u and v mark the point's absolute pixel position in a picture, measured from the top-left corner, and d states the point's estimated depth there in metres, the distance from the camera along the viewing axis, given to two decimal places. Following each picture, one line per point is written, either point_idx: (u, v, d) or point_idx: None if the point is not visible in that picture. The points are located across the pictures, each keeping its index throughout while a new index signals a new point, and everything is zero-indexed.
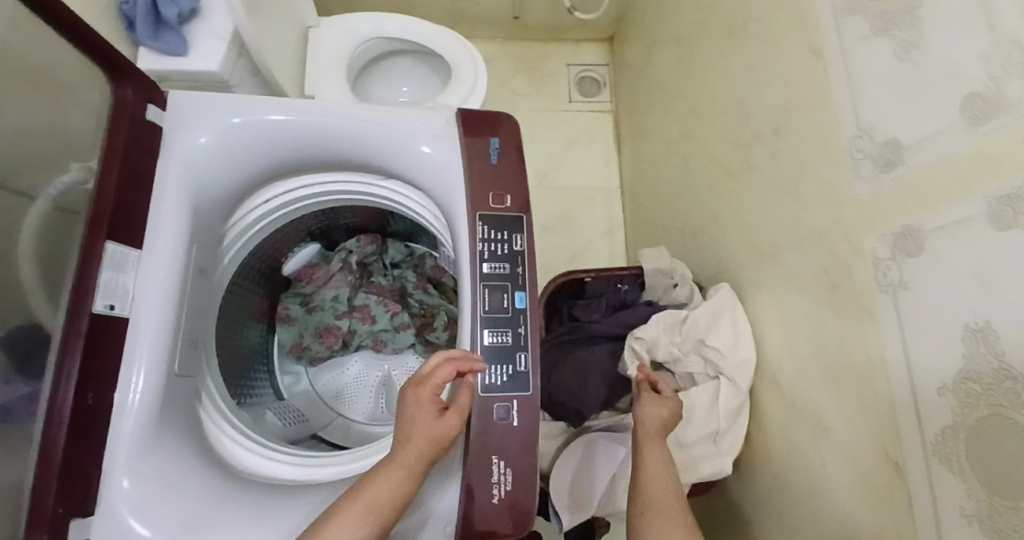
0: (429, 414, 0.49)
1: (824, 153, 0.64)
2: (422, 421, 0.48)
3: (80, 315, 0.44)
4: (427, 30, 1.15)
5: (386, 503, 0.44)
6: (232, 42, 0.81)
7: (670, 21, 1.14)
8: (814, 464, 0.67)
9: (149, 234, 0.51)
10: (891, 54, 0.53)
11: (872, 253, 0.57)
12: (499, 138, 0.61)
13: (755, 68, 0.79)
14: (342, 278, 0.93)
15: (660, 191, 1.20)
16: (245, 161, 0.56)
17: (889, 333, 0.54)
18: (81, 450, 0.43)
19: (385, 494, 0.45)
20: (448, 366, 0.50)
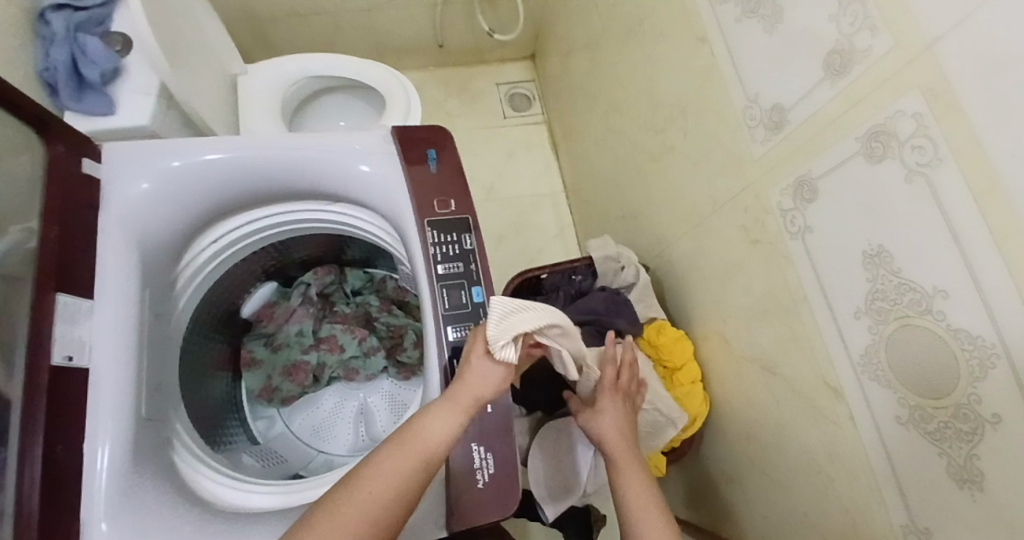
0: (455, 396, 0.49)
1: (724, 125, 0.71)
2: (475, 364, 0.50)
3: (39, 370, 0.43)
4: (352, 65, 1.19)
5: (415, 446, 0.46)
6: (157, 97, 0.82)
7: (580, 31, 1.22)
8: (770, 408, 0.73)
9: (99, 283, 0.51)
10: (761, 31, 0.61)
11: (779, 205, 0.63)
12: (434, 148, 0.65)
13: (656, 61, 0.87)
14: (302, 313, 0.94)
15: (598, 187, 1.26)
16: (191, 203, 0.58)
17: (805, 272, 0.61)
18: (57, 506, 0.42)
19: (398, 469, 0.45)
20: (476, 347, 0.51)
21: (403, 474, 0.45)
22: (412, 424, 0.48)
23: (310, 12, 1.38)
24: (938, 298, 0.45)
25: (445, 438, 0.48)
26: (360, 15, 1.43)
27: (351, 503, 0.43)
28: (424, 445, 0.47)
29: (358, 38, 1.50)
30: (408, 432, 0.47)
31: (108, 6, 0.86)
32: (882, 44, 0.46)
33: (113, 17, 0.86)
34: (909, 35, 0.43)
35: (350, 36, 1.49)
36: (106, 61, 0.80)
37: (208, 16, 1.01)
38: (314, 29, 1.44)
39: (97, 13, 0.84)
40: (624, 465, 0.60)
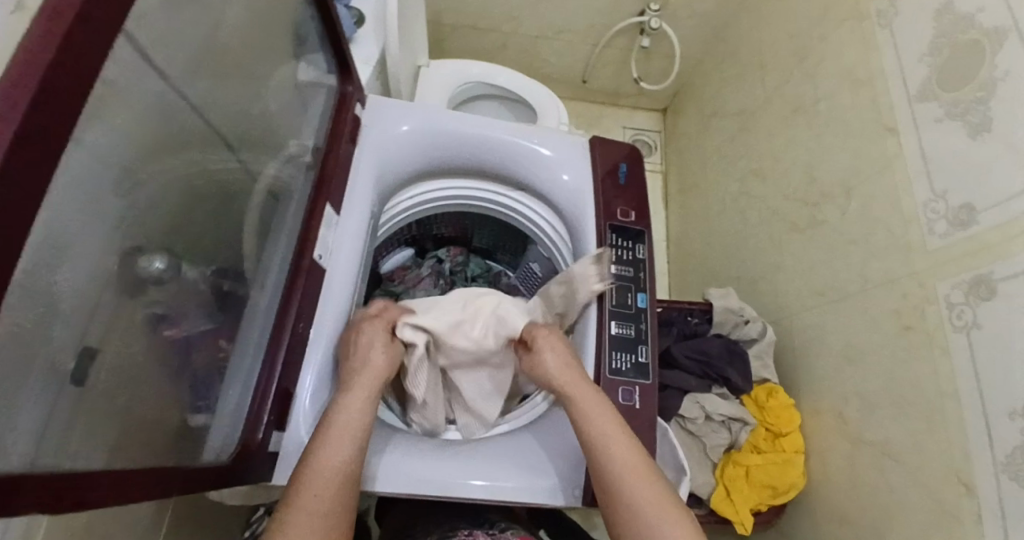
0: (355, 386, 0.51)
1: (896, 212, 0.74)
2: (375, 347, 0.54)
3: (303, 258, 0.52)
4: (518, 80, 1.30)
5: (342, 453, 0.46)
6: (375, 67, 0.94)
7: (733, 97, 1.29)
8: (882, 495, 0.72)
9: (346, 202, 0.60)
10: (963, 134, 0.65)
11: (947, 298, 0.65)
12: (625, 164, 0.72)
13: (823, 140, 0.92)
14: (424, 280, 1.04)
15: (714, 244, 1.30)
16: (416, 157, 0.67)
17: (961, 367, 0.62)
18: (287, 373, 0.49)
19: (336, 465, 0.45)
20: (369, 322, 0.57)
21: (339, 472, 0.45)
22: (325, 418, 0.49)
23: (487, 28, 1.53)
24: None
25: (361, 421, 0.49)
26: (527, 39, 1.55)
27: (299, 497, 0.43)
28: (343, 428, 0.48)
29: (516, 59, 1.63)
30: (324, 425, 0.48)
31: None
32: None
33: None
34: None
35: (510, 56, 1.62)
36: (348, 31, 0.93)
37: (420, 12, 1.15)
38: (482, 42, 1.57)
39: None
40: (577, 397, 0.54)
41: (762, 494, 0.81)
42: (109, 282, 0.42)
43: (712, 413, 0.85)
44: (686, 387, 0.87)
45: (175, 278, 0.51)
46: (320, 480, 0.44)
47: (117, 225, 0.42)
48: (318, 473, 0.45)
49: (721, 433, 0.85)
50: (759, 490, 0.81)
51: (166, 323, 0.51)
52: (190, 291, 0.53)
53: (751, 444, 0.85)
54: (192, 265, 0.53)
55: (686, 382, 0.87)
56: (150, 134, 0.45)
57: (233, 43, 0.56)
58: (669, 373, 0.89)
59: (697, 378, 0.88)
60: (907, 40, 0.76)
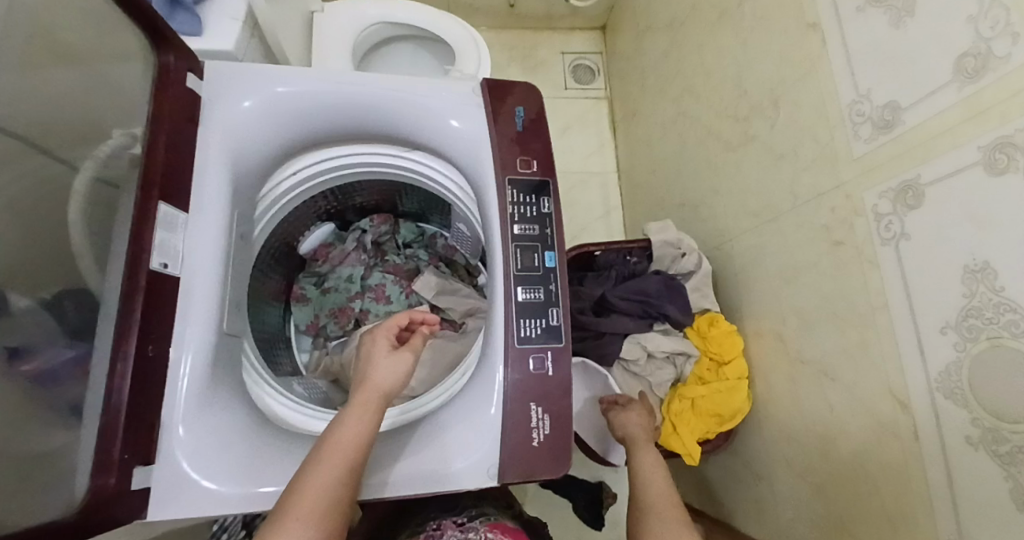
0: (362, 403, 0.51)
1: (822, 118, 0.68)
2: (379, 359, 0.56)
3: (139, 272, 0.45)
4: (427, 15, 1.16)
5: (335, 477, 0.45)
6: (244, 22, 0.82)
7: (663, 6, 1.17)
8: (822, 414, 0.71)
9: (194, 197, 0.52)
10: (886, 21, 0.58)
11: (875, 209, 0.61)
12: (521, 106, 0.64)
13: (749, 45, 0.84)
14: (348, 256, 0.98)
15: (657, 172, 1.23)
16: (280, 132, 0.58)
17: (890, 281, 0.59)
18: (140, 403, 0.44)
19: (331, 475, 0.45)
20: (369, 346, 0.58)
21: (333, 480, 0.45)
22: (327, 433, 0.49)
23: None
24: None
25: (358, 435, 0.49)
26: None
27: (299, 508, 0.42)
28: (344, 444, 0.47)
29: None
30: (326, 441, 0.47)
31: None
32: None
33: None
34: None
35: None
36: None
37: None
38: None
39: None
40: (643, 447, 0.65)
41: (709, 424, 0.80)
42: None
43: (655, 351, 0.82)
44: (625, 329, 0.84)
45: (6, 309, 0.43)
46: (322, 491, 0.44)
47: None
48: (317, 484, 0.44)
49: (664, 369, 0.83)
50: (707, 421, 0.81)
51: (19, 358, 0.45)
52: (27, 323, 0.47)
53: (696, 376, 0.84)
54: (26, 293, 0.46)
55: (624, 325, 0.84)
56: None
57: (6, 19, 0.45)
58: (607, 318, 0.85)
59: (636, 319, 0.85)
60: None
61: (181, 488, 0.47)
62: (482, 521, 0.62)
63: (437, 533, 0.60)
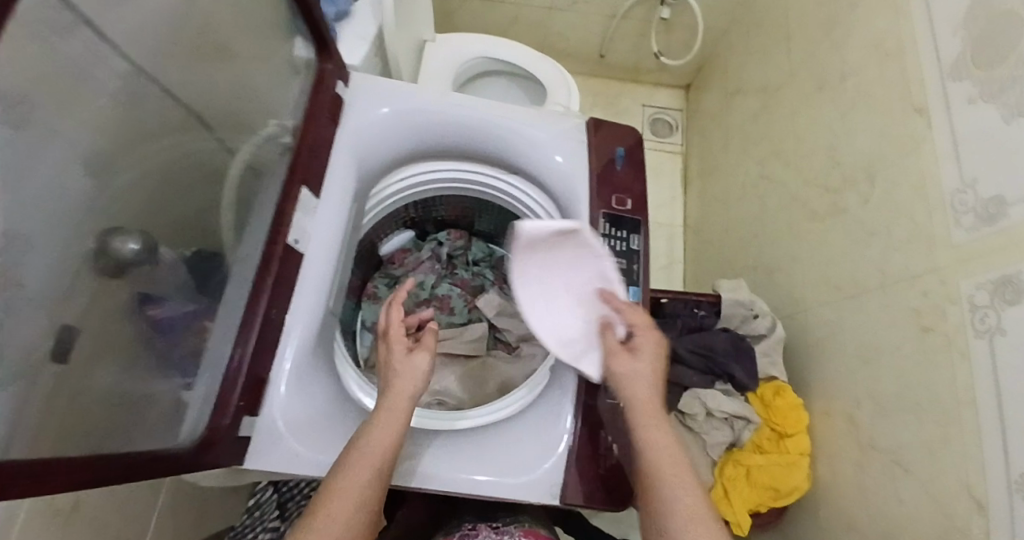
0: (385, 408, 0.53)
1: (921, 201, 0.69)
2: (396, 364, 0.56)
3: (277, 244, 0.51)
4: (529, 55, 1.24)
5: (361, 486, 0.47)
6: (371, 44, 0.91)
7: (757, 74, 1.21)
8: (891, 504, 0.68)
9: (326, 186, 0.58)
10: (998, 116, 0.58)
11: (970, 299, 0.60)
12: (624, 146, 0.67)
13: (848, 121, 0.85)
14: (422, 263, 1.04)
15: (732, 230, 1.24)
16: (400, 140, 0.65)
17: (981, 374, 0.57)
18: (258, 359, 0.49)
19: (364, 478, 0.47)
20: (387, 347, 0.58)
21: (359, 489, 0.46)
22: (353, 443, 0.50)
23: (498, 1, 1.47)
24: None
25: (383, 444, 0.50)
26: (539, 11, 1.49)
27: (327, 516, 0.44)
28: (369, 455, 0.49)
29: (530, 34, 1.57)
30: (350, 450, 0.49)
31: None
32: None
33: None
34: None
35: (523, 30, 1.57)
36: (342, 1, 0.90)
37: None
38: (494, 16, 1.52)
39: None
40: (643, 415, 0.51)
41: (763, 497, 0.78)
42: (84, 265, 0.41)
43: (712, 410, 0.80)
44: (684, 383, 0.84)
45: (153, 259, 0.50)
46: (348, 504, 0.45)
47: (88, 209, 0.41)
48: (348, 495, 0.46)
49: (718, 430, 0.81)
50: (760, 493, 0.78)
51: (150, 303, 0.51)
52: (169, 276, 0.53)
53: (754, 443, 0.82)
54: (171, 249, 0.53)
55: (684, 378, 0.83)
56: (115, 115, 0.44)
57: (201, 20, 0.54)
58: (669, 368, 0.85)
59: (698, 374, 0.84)
60: (942, 9, 0.68)
61: (275, 446, 0.51)
62: (516, 527, 0.63)
63: (472, 534, 0.62)
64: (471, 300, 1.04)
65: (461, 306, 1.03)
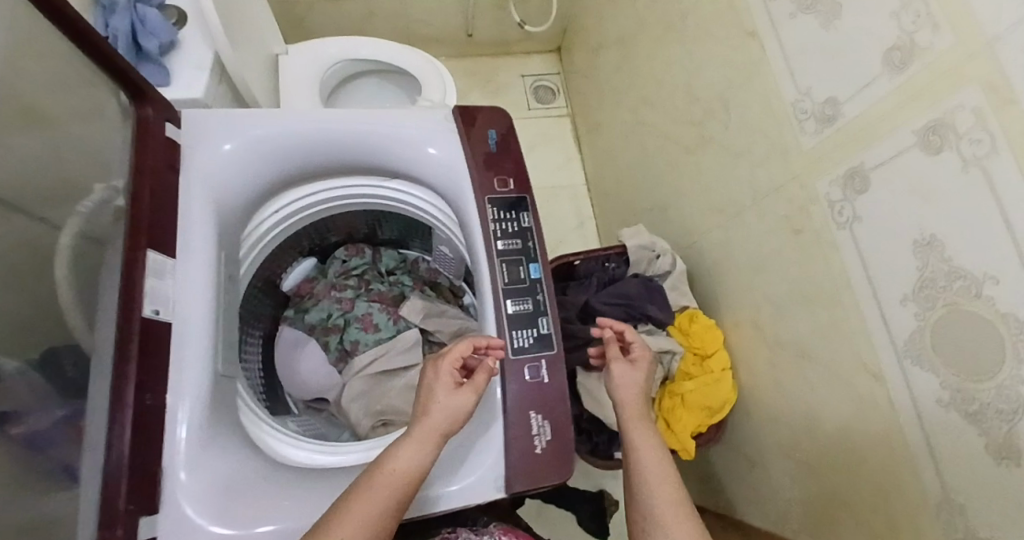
0: (419, 433, 0.49)
1: (772, 118, 0.74)
2: (439, 392, 0.52)
3: (131, 321, 0.46)
4: (390, 49, 1.20)
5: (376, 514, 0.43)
6: (210, 72, 0.84)
7: (613, 25, 1.24)
8: (805, 394, 0.75)
9: (181, 243, 0.53)
10: (817, 25, 0.63)
11: (827, 196, 0.66)
12: (495, 129, 0.67)
13: (699, 55, 0.90)
14: (331, 287, 0.98)
15: (625, 179, 1.28)
16: (259, 171, 0.59)
17: (851, 261, 0.63)
18: (141, 452, 0.45)
19: (377, 509, 0.43)
20: (442, 369, 0.53)
21: (376, 517, 0.43)
22: (378, 462, 0.47)
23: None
24: (988, 283, 0.46)
25: (409, 470, 0.47)
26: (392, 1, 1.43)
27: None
28: (392, 479, 0.46)
29: (389, 26, 1.51)
30: (374, 470, 0.46)
31: None
32: (945, 41, 0.48)
33: None
34: (971, 31, 0.45)
35: (381, 23, 1.50)
36: (164, 33, 0.80)
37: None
38: (345, 14, 1.44)
39: None
40: (632, 418, 0.60)
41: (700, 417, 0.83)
42: None
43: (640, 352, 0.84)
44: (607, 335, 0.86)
45: None
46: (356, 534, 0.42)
47: None
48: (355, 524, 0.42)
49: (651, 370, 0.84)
50: (696, 415, 0.83)
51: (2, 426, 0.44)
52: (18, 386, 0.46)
53: (683, 372, 0.87)
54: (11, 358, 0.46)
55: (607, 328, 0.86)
56: None
57: None
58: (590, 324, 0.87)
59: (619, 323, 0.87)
60: None
61: (189, 534, 0.46)
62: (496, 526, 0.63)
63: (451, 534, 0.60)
64: (395, 311, 0.97)
65: (385, 320, 0.96)
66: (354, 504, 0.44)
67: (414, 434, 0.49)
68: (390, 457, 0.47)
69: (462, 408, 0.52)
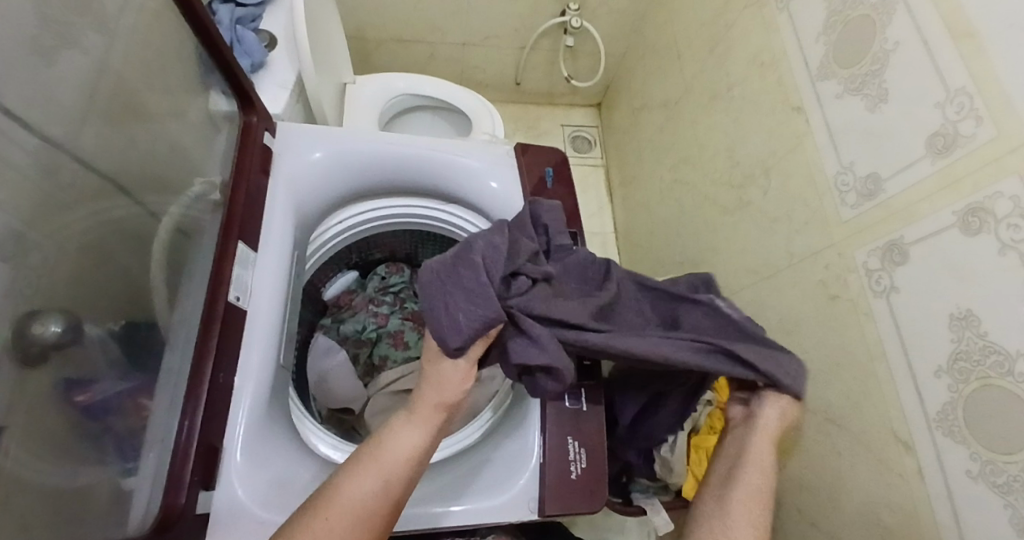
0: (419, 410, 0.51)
1: (812, 186, 0.78)
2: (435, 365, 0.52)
3: (217, 303, 0.49)
4: (448, 89, 1.29)
5: (367, 495, 0.46)
6: (291, 90, 0.91)
7: (658, 88, 1.32)
8: (829, 460, 0.75)
9: (264, 237, 0.58)
10: (862, 107, 0.68)
11: (865, 265, 0.68)
12: (551, 167, 0.74)
13: (743, 123, 0.96)
14: (367, 300, 1.02)
15: (657, 231, 1.32)
16: (338, 184, 0.66)
17: (883, 328, 0.65)
18: (209, 428, 0.47)
19: (361, 497, 0.46)
20: (430, 350, 0.53)
21: (362, 499, 0.46)
22: (376, 439, 0.50)
23: (410, 39, 1.51)
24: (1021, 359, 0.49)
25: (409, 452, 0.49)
26: (454, 47, 1.54)
27: (306, 529, 0.44)
28: (387, 458, 0.48)
29: (446, 68, 1.62)
30: (371, 448, 0.49)
31: (260, 8, 0.97)
32: (985, 133, 0.52)
33: (263, 17, 0.97)
34: (1013, 127, 0.49)
35: (439, 65, 1.61)
36: (257, 53, 0.89)
37: (336, 27, 1.11)
38: (408, 53, 1.55)
39: (252, 12, 0.95)
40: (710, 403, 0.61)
41: None
42: (6, 356, 0.38)
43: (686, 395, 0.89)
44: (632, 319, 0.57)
45: (78, 339, 0.46)
46: (336, 521, 0.45)
47: (5, 294, 0.38)
48: (339, 509, 0.45)
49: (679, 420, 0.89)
50: None
51: (80, 389, 0.47)
52: (97, 352, 0.48)
53: None
54: (100, 325, 0.49)
55: (474, 266, 0.49)
56: (38, 196, 0.43)
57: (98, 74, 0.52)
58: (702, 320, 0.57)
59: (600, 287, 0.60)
60: (805, 21, 0.79)
61: (241, 515, 0.48)
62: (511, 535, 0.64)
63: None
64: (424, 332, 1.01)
65: (413, 339, 1.00)
66: (347, 483, 0.47)
67: (416, 413, 0.51)
68: (388, 432, 0.50)
69: (460, 386, 0.52)
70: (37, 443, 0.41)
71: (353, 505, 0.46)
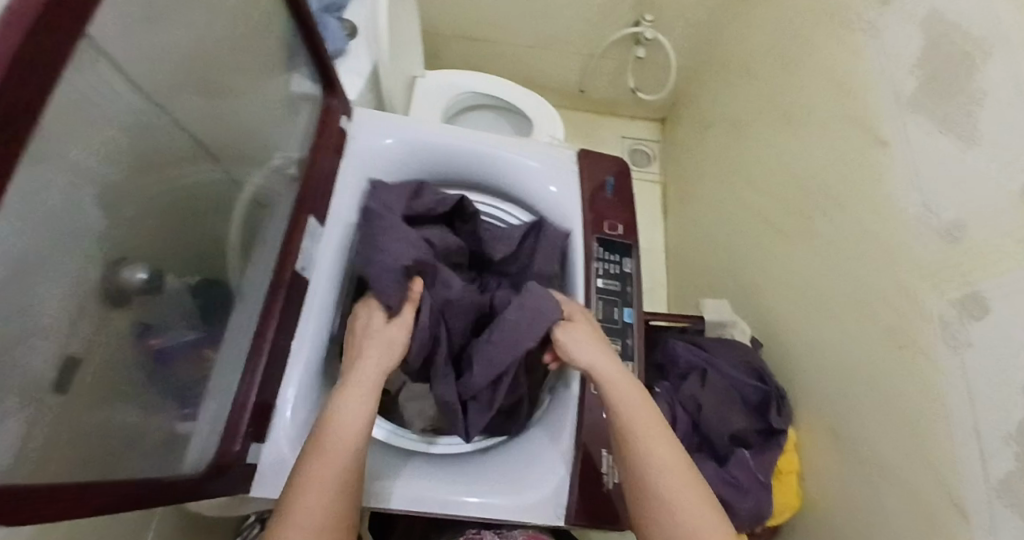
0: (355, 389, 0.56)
1: (889, 224, 0.74)
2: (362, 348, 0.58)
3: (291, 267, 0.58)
4: (515, 89, 1.31)
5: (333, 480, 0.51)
6: (365, 79, 0.94)
7: (727, 107, 1.29)
8: (878, 514, 0.71)
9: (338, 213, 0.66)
10: (952, 146, 0.64)
11: (939, 314, 0.64)
12: (614, 178, 0.78)
13: (817, 150, 0.92)
14: None
15: (711, 253, 1.29)
16: (410, 173, 0.75)
17: (951, 380, 0.61)
18: None
19: (326, 479, 0.50)
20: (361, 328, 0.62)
21: (329, 481, 0.51)
22: (325, 425, 0.54)
23: (481, 39, 1.53)
24: None
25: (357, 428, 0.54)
26: (522, 50, 1.55)
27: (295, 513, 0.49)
28: (337, 443, 0.52)
29: (511, 70, 1.63)
30: (322, 436, 0.53)
31: None
32: None
33: (346, 7, 1.01)
34: None
35: (504, 66, 1.62)
36: (338, 41, 0.92)
37: (414, 22, 1.15)
38: (476, 52, 1.58)
39: (337, 2, 0.99)
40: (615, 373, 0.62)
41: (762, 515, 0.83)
42: (93, 294, 0.39)
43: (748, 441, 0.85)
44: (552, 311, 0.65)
45: (159, 290, 0.48)
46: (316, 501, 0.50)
47: (99, 239, 0.40)
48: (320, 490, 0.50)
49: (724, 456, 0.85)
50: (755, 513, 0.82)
51: (152, 334, 0.48)
52: (176, 306, 0.52)
53: None
54: (178, 279, 0.52)
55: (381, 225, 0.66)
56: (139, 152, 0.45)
57: (224, 46, 0.55)
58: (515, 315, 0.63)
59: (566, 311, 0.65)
60: (896, 49, 0.75)
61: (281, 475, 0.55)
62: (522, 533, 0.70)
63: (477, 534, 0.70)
64: None
65: None
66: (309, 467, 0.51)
67: (350, 394, 0.56)
68: (332, 412, 0.54)
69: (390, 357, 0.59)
70: (115, 383, 0.43)
71: (327, 483, 0.51)
